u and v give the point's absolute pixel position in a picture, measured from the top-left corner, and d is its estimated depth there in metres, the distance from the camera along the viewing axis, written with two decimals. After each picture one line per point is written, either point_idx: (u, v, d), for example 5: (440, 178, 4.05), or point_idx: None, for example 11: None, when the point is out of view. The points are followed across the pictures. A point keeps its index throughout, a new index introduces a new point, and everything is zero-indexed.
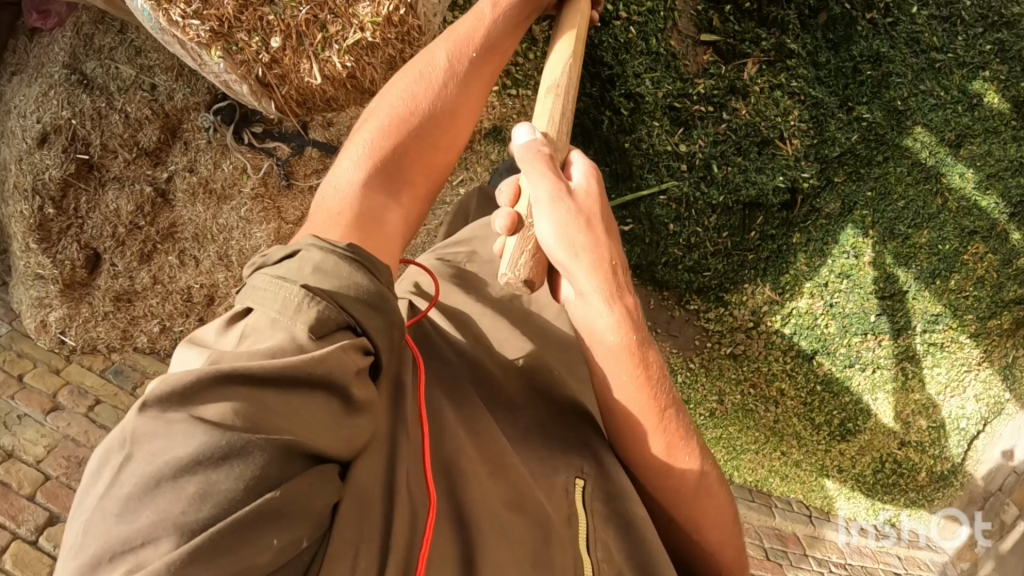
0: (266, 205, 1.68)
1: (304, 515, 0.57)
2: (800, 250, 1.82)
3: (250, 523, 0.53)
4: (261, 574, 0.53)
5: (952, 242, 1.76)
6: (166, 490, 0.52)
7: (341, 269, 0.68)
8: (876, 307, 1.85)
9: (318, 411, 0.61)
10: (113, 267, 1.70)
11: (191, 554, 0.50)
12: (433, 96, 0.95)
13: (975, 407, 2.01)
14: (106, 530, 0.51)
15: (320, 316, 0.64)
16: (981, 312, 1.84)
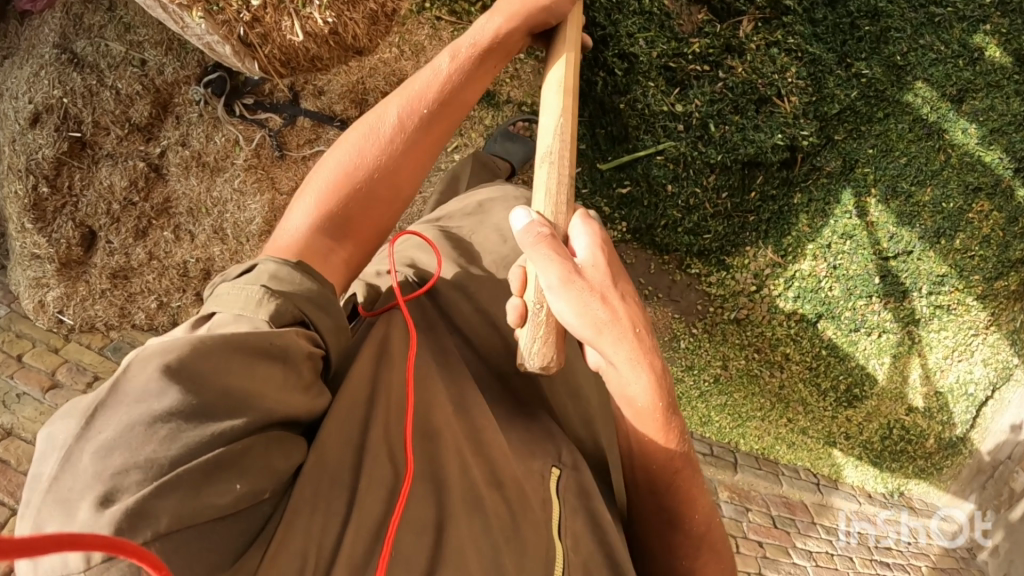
0: (260, 175, 1.68)
1: (264, 471, 0.65)
2: (801, 211, 1.81)
3: (210, 470, 0.60)
4: (218, 513, 0.61)
5: (956, 200, 1.72)
6: (139, 434, 0.58)
7: (295, 277, 0.76)
8: (880, 268, 1.83)
9: (276, 380, 0.68)
10: (109, 244, 1.69)
11: (158, 492, 0.56)
12: (382, 153, 0.93)
13: (982, 371, 1.99)
14: (80, 467, 0.56)
15: (278, 309, 0.72)
16: (988, 272, 1.81)
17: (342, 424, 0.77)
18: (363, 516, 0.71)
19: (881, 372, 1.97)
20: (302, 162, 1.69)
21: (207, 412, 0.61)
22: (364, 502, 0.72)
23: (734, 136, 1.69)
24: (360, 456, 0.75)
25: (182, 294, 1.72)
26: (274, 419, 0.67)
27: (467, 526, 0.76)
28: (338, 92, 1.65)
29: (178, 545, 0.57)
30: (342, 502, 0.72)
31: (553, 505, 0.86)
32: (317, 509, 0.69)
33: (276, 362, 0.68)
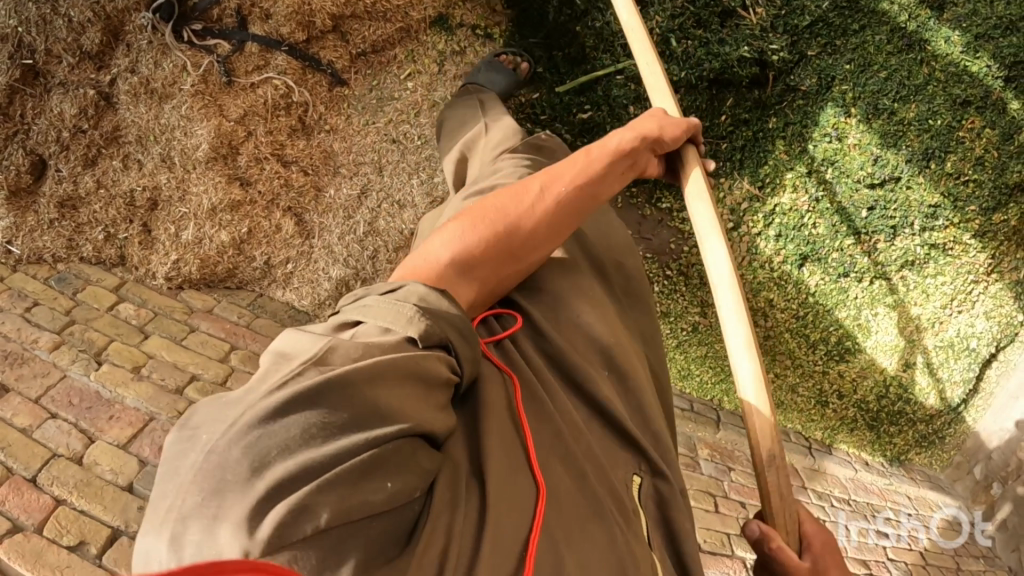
0: (207, 101, 1.64)
1: (411, 472, 0.61)
2: (777, 137, 1.70)
3: (366, 470, 0.57)
4: (375, 512, 0.56)
5: (943, 116, 1.57)
6: (295, 434, 0.55)
7: (442, 303, 0.72)
8: (867, 199, 1.69)
9: (419, 399, 0.64)
10: (58, 172, 1.67)
11: (323, 486, 0.53)
12: (529, 212, 0.91)
13: (985, 325, 1.78)
14: (235, 463, 0.53)
15: (428, 328, 0.68)
16: (987, 202, 1.62)
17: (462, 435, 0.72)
18: (505, 529, 0.65)
19: (876, 323, 1.81)
20: (250, 89, 1.66)
21: (360, 424, 0.58)
22: (502, 510, 0.66)
23: (697, 51, 1.62)
24: (481, 469, 0.69)
25: (128, 226, 1.70)
26: (418, 426, 0.63)
27: (593, 541, 0.71)
28: (284, 15, 1.60)
29: (331, 550, 0.52)
30: (473, 504, 0.66)
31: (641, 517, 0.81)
32: (458, 511, 0.63)
33: (422, 381, 0.65)
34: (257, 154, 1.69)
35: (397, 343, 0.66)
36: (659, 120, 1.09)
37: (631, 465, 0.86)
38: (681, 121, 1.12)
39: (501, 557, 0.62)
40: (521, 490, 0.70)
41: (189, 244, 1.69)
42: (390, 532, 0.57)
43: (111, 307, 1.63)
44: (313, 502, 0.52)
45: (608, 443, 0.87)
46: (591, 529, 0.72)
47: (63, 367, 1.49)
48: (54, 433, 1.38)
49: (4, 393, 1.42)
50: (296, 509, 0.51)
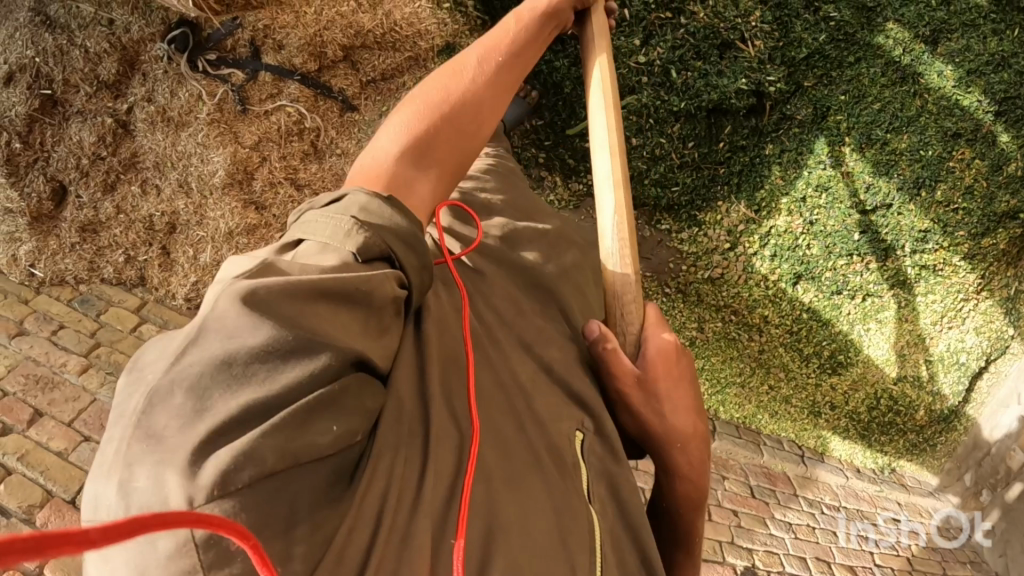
0: (223, 129, 1.70)
1: (356, 410, 0.57)
2: (774, 163, 1.75)
3: (311, 409, 0.52)
4: (321, 457, 0.52)
5: (935, 147, 1.64)
6: (238, 372, 0.50)
7: (384, 212, 0.68)
8: (859, 224, 1.76)
9: (358, 323, 0.59)
10: (79, 198, 1.73)
11: (270, 430, 0.48)
12: (472, 82, 0.92)
13: (975, 340, 1.87)
14: (173, 408, 0.47)
15: (367, 242, 0.64)
16: (974, 227, 1.70)
17: (407, 370, 0.68)
18: (444, 469, 0.64)
19: (867, 339, 1.89)
20: (264, 117, 1.71)
21: (304, 350, 0.53)
22: (439, 454, 0.64)
23: (697, 83, 1.66)
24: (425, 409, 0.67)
25: (149, 249, 1.75)
26: (361, 353, 0.58)
27: (532, 492, 0.69)
28: (297, 46, 1.67)
29: (278, 497, 0.48)
30: (413, 455, 0.63)
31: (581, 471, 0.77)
32: (395, 454, 0.60)
33: (363, 305, 0.60)
34: (271, 178, 1.74)
35: (334, 261, 0.61)
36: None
37: (576, 419, 0.83)
38: None
39: (434, 498, 0.61)
40: (460, 440, 0.67)
41: (208, 267, 1.73)
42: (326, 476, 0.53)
43: (134, 328, 1.70)
44: (257, 445, 0.47)
45: (556, 396, 0.83)
46: (530, 479, 0.70)
47: (92, 391, 1.57)
48: (89, 455, 1.47)
49: (38, 418, 1.51)
50: (242, 455, 0.46)
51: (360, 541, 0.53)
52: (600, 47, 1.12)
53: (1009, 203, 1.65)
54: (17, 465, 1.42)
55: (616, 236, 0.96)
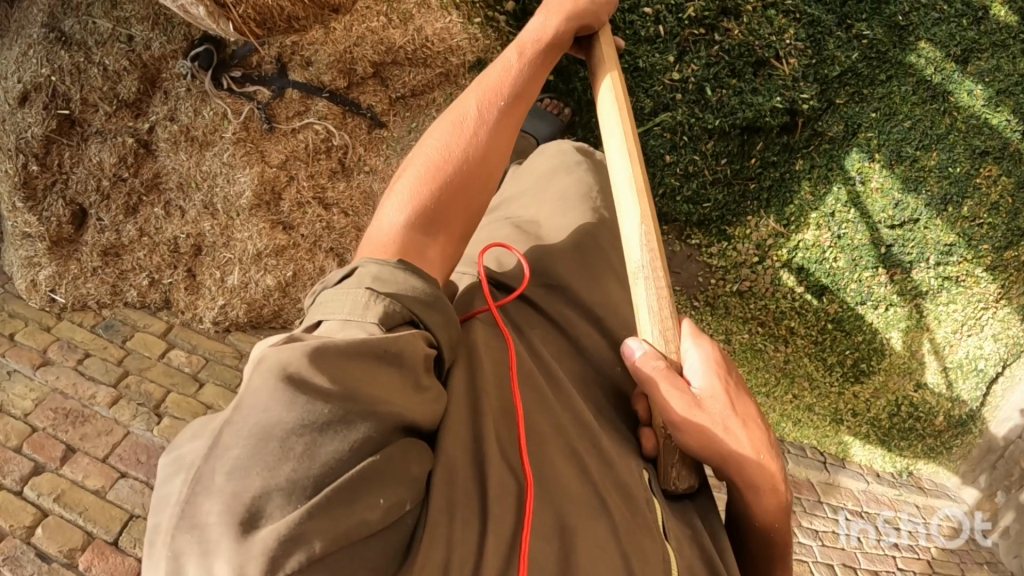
0: (249, 148, 1.65)
1: (399, 480, 0.65)
2: (803, 178, 1.76)
3: (354, 482, 0.60)
4: (370, 529, 0.60)
5: (962, 164, 1.67)
6: (275, 452, 0.57)
7: (396, 277, 0.76)
8: (887, 238, 1.79)
9: (391, 383, 0.66)
10: (100, 222, 1.67)
11: (311, 511, 0.56)
12: (469, 135, 0.96)
13: (992, 346, 1.92)
14: (217, 493, 0.56)
15: (387, 310, 0.71)
16: (997, 241, 1.76)
17: (460, 430, 0.78)
18: (500, 519, 0.72)
19: (893, 345, 1.93)
20: (291, 135, 1.67)
21: (342, 423, 0.60)
22: (494, 513, 0.72)
23: (732, 100, 1.66)
24: (480, 465, 0.76)
25: (173, 271, 1.70)
26: (404, 429, 0.67)
27: (595, 533, 0.76)
28: (326, 63, 1.61)
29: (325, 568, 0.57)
30: (470, 512, 0.72)
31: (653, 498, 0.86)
32: (449, 519, 0.70)
33: (387, 368, 0.66)
34: (299, 198, 1.70)
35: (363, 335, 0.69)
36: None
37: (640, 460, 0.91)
38: None
39: (490, 549, 0.69)
40: (515, 493, 0.75)
41: (235, 288, 1.69)
42: (383, 549, 0.63)
43: (163, 355, 1.65)
44: (307, 530, 0.55)
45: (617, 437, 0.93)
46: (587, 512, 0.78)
47: (125, 423, 1.53)
48: (128, 493, 1.43)
49: (71, 454, 1.46)
50: (287, 539, 0.54)
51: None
52: (609, 64, 1.17)
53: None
54: (54, 506, 1.38)
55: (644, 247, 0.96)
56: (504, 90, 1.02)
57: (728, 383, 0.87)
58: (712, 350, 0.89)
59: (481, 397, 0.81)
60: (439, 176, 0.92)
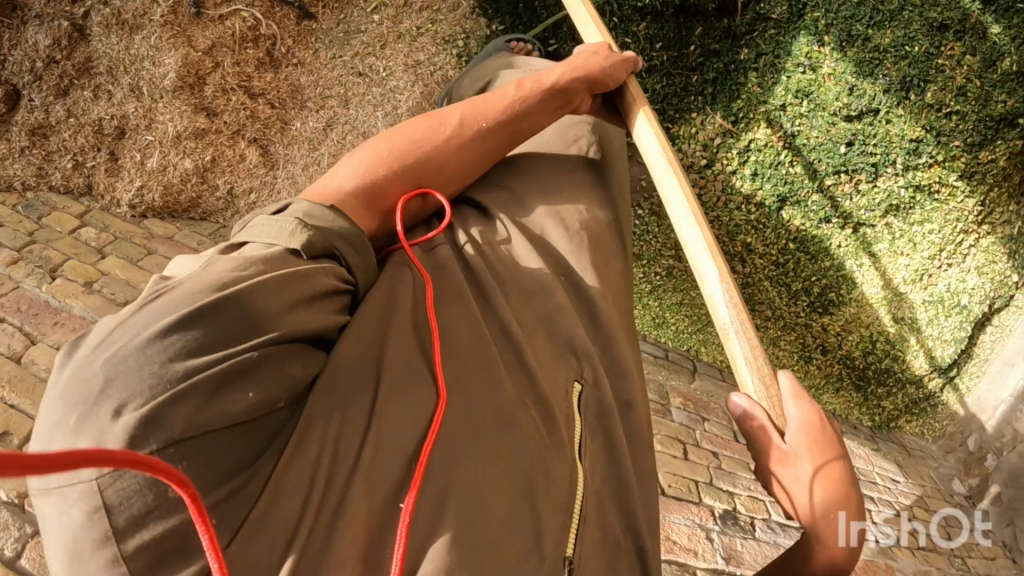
0: (176, 32, 1.63)
1: (279, 378, 0.64)
2: (750, 68, 1.68)
3: (231, 377, 0.59)
4: (237, 421, 0.60)
5: (920, 43, 1.52)
6: (155, 346, 0.57)
7: (328, 217, 0.76)
8: (845, 133, 1.66)
9: (289, 301, 0.67)
10: (30, 102, 1.69)
11: (176, 398, 0.55)
12: (438, 133, 1.01)
13: (977, 280, 1.76)
14: (84, 389, 0.55)
15: (310, 241, 0.73)
16: (969, 136, 1.58)
17: (368, 335, 0.75)
18: (400, 428, 0.69)
19: (859, 274, 1.80)
20: (218, 22, 1.63)
21: (231, 334, 0.61)
22: (388, 417, 0.69)
23: None
24: (380, 372, 0.73)
25: (97, 154, 1.70)
26: (287, 338, 0.66)
27: (498, 447, 0.73)
28: None
29: (187, 454, 0.56)
30: (358, 411, 0.69)
31: (575, 420, 0.83)
32: (339, 417, 0.67)
33: (292, 291, 0.67)
34: (223, 85, 1.67)
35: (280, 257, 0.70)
36: (591, 57, 1.23)
37: (569, 371, 0.89)
38: (613, 57, 1.26)
39: (385, 455, 0.67)
40: (418, 397, 0.72)
41: (154, 172, 1.67)
42: (252, 441, 0.61)
43: (73, 231, 1.61)
44: (167, 414, 0.55)
45: (545, 354, 0.90)
46: (483, 423, 0.74)
47: (16, 280, 1.47)
48: None
49: None
50: (148, 421, 0.53)
51: (287, 501, 0.60)
52: (638, 104, 1.23)
53: (1004, 104, 1.53)
54: None
55: (729, 304, 0.94)
56: (486, 111, 1.07)
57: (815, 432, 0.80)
58: (812, 411, 0.82)
59: (397, 310, 0.80)
60: (399, 161, 0.96)
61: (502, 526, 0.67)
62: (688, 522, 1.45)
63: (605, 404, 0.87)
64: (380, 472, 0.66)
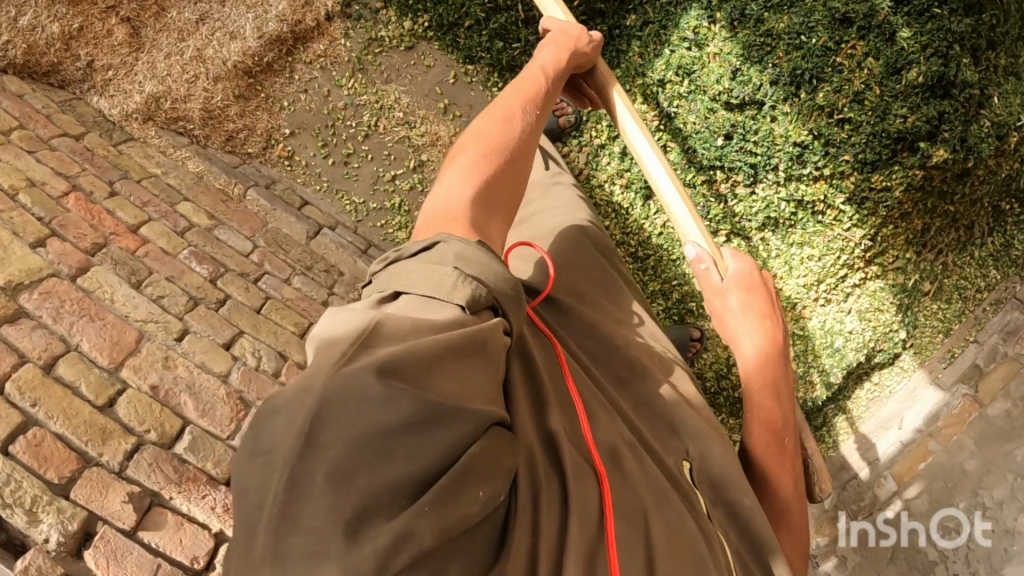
0: None
1: (495, 471, 0.67)
2: (635, 36, 1.69)
3: (460, 477, 0.62)
4: (473, 521, 0.63)
5: (819, 35, 1.43)
6: (370, 457, 0.58)
7: (479, 260, 0.75)
8: (724, 122, 1.58)
9: (476, 375, 0.68)
10: None
11: (428, 503, 0.60)
12: (513, 127, 0.99)
13: (855, 324, 1.78)
14: (314, 511, 0.57)
15: (473, 294, 0.72)
16: (861, 149, 1.47)
17: (526, 418, 0.81)
18: (587, 513, 0.78)
19: None
20: None
21: (440, 417, 0.61)
22: (583, 499, 0.79)
23: None
24: (553, 451, 0.81)
25: None
26: (493, 421, 0.68)
27: (664, 519, 0.86)
28: None
29: (428, 556, 0.60)
30: (555, 494, 0.77)
31: (696, 492, 0.98)
32: (543, 501, 0.75)
33: (480, 358, 0.69)
34: None
35: (451, 319, 0.70)
36: (567, 41, 1.25)
37: (677, 454, 1.02)
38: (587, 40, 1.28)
39: (586, 543, 0.75)
40: (592, 484, 0.82)
41: (23, 30, 1.58)
42: (482, 543, 0.67)
43: None
44: (415, 527, 0.58)
45: (661, 436, 1.04)
46: (661, 510, 0.87)
47: None
48: None
49: None
50: (400, 535, 0.57)
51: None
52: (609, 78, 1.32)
53: (902, 120, 1.40)
54: None
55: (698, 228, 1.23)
56: (538, 95, 1.07)
57: (744, 280, 1.17)
58: (746, 264, 1.18)
59: (544, 397, 0.86)
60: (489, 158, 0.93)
61: None
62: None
63: (713, 478, 1.01)
64: (594, 559, 0.75)
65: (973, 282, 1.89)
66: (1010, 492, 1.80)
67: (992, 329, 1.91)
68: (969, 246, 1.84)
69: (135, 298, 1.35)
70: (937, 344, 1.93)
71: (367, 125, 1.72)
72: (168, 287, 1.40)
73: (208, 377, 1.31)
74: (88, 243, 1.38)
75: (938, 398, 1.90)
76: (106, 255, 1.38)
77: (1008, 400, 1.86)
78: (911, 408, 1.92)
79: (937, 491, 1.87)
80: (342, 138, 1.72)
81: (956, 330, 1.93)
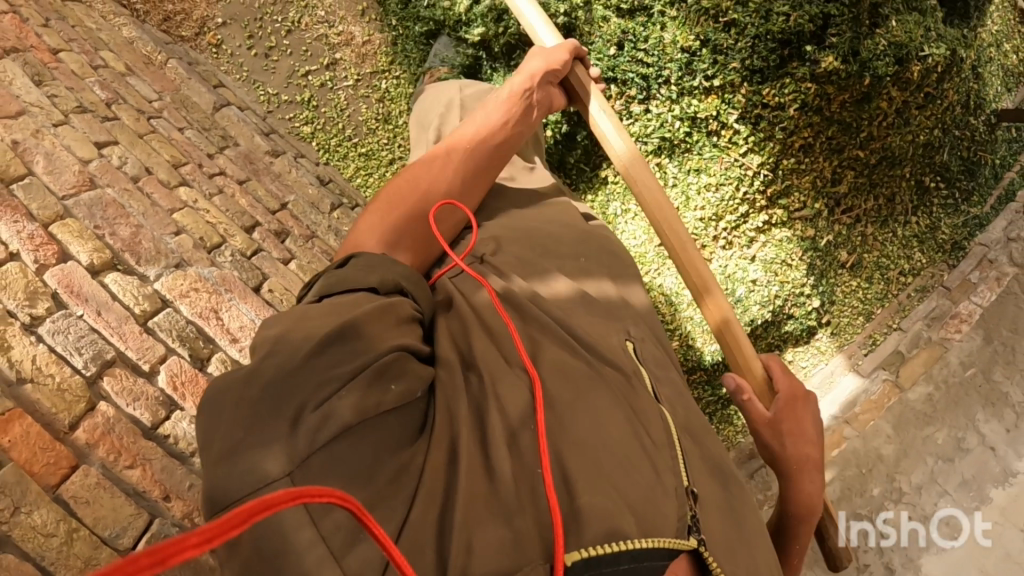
0: None
1: (410, 383, 0.75)
2: None
3: (377, 377, 0.71)
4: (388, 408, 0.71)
5: None
6: (301, 375, 0.67)
7: (386, 262, 0.87)
8: (616, 30, 1.57)
9: (391, 326, 0.77)
10: None
11: (353, 399, 0.68)
12: (439, 171, 1.09)
13: (759, 273, 1.69)
14: (253, 425, 0.64)
15: (384, 278, 0.84)
16: (748, 56, 1.46)
17: (445, 340, 0.87)
18: (507, 406, 0.80)
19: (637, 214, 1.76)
20: None
21: (357, 348, 0.71)
22: (503, 391, 0.81)
23: None
24: (471, 362, 0.85)
25: None
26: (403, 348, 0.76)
27: (599, 404, 0.84)
28: None
29: (356, 443, 0.67)
30: (476, 388, 0.82)
31: (641, 373, 0.95)
32: (459, 401, 0.79)
33: (397, 320, 0.79)
34: None
35: (360, 296, 0.79)
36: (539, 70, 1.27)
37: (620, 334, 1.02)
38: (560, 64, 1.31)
39: (504, 411, 0.79)
40: (517, 377, 0.84)
41: None
42: (403, 433, 0.72)
43: None
44: (337, 408, 0.67)
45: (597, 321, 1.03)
46: (584, 393, 0.85)
47: None
48: None
49: None
50: (324, 418, 0.66)
51: (440, 451, 0.73)
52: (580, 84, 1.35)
53: (784, 18, 1.41)
54: None
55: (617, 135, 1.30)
56: (478, 137, 1.15)
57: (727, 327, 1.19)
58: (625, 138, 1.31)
59: (467, 328, 0.90)
60: (407, 200, 1.03)
61: (635, 472, 0.78)
62: (215, 279, 1.30)
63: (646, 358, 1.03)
64: (509, 437, 0.77)
65: (895, 262, 1.83)
66: (930, 475, 1.64)
67: (917, 316, 1.82)
68: (891, 221, 1.80)
69: (31, 89, 1.34)
70: (858, 329, 1.85)
71: (290, 20, 1.89)
72: (64, 93, 1.41)
73: (67, 154, 1.28)
74: (8, 43, 1.39)
75: (857, 384, 1.79)
76: (20, 58, 1.39)
77: (930, 384, 1.73)
78: (828, 395, 1.81)
79: (850, 478, 1.69)
80: (268, 31, 1.88)
81: (879, 314, 1.85)
